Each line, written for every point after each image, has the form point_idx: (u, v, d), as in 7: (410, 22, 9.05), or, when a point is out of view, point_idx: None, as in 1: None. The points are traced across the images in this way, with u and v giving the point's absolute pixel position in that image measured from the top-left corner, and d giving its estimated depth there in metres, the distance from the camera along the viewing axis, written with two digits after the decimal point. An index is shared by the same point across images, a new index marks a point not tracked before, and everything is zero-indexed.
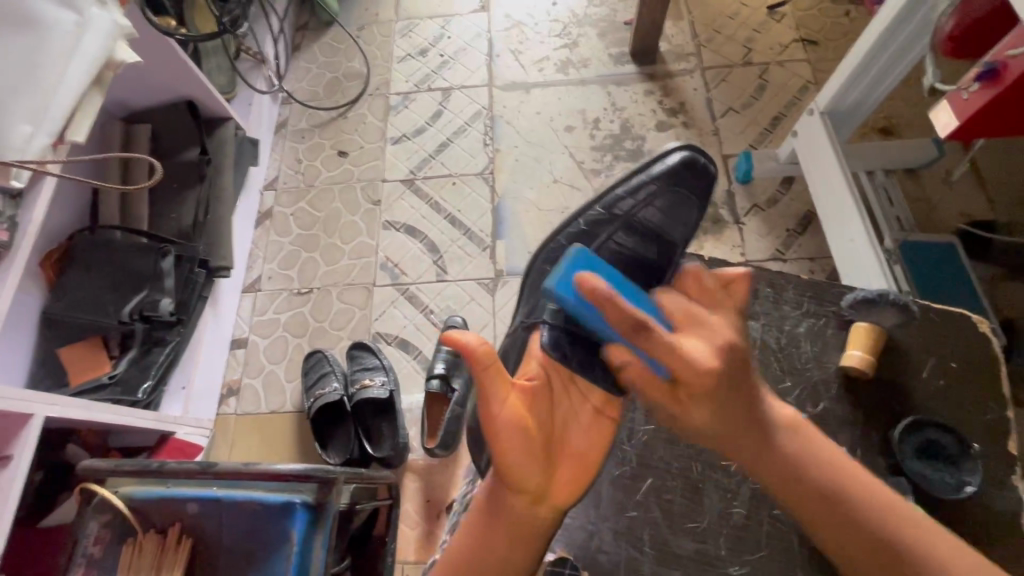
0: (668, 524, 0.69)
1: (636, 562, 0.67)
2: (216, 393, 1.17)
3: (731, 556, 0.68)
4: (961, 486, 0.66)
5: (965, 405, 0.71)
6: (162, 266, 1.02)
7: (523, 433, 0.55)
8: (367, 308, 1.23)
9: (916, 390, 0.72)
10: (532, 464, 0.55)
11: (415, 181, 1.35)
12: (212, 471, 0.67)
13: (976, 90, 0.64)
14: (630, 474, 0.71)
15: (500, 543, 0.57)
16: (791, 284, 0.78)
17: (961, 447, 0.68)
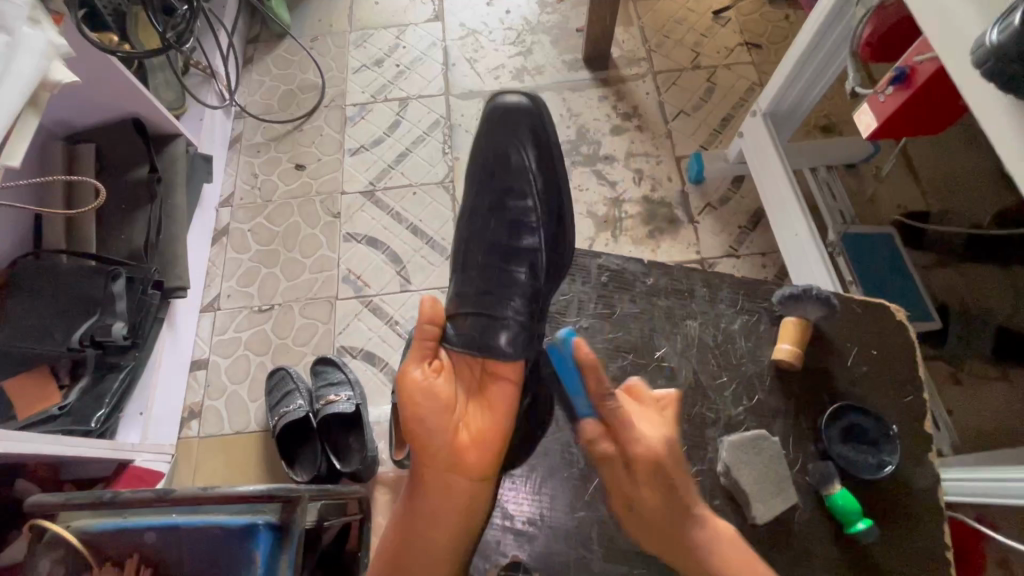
0: (615, 519, 0.70)
1: (586, 559, 0.69)
2: (176, 417, 1.13)
3: None
4: (882, 465, 0.70)
5: (889, 387, 0.75)
6: (113, 289, 0.99)
7: (445, 405, 0.62)
8: (331, 322, 1.22)
9: (845, 374, 0.76)
10: (449, 436, 0.62)
11: (375, 192, 1.34)
12: (169, 498, 0.65)
13: (891, 93, 0.68)
14: (577, 475, 0.73)
15: (426, 529, 0.62)
16: (724, 282, 0.81)
17: (881, 429, 0.72)
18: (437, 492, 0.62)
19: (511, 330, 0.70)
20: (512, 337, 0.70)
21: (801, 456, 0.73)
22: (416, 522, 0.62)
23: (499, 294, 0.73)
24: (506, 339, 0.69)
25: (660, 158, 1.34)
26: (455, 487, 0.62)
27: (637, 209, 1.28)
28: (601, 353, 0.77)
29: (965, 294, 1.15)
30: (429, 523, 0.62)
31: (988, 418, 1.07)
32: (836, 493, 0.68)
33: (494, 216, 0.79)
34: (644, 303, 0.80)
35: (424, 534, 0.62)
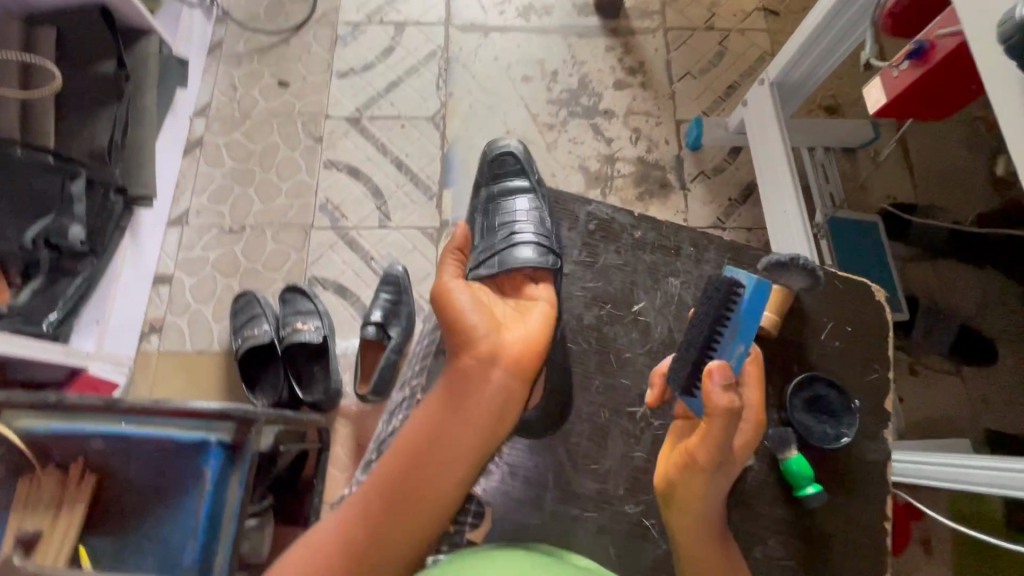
0: (571, 466, 0.67)
1: (538, 500, 0.65)
2: (136, 330, 1.10)
3: (627, 497, 0.66)
4: (839, 436, 0.72)
5: (854, 364, 0.76)
6: (71, 190, 0.93)
7: (476, 298, 0.64)
8: (304, 250, 1.18)
9: (816, 349, 0.76)
10: (488, 322, 0.61)
11: (361, 120, 1.28)
12: (118, 407, 0.64)
13: (906, 68, 0.65)
14: (537, 419, 0.68)
15: (462, 430, 0.57)
16: (711, 243, 0.76)
17: (844, 402, 0.74)
18: (467, 398, 0.58)
19: (536, 242, 0.74)
20: (536, 245, 0.73)
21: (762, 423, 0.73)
22: (437, 429, 0.57)
23: (520, 225, 0.78)
24: (531, 248, 0.73)
25: (660, 119, 1.29)
26: (480, 398, 0.58)
27: (630, 170, 1.25)
28: (577, 302, 0.73)
29: (936, 290, 1.17)
30: (455, 431, 0.56)
31: (935, 410, 1.12)
32: (792, 459, 0.69)
33: (501, 174, 0.87)
34: (627, 255, 0.75)
35: (453, 436, 0.56)
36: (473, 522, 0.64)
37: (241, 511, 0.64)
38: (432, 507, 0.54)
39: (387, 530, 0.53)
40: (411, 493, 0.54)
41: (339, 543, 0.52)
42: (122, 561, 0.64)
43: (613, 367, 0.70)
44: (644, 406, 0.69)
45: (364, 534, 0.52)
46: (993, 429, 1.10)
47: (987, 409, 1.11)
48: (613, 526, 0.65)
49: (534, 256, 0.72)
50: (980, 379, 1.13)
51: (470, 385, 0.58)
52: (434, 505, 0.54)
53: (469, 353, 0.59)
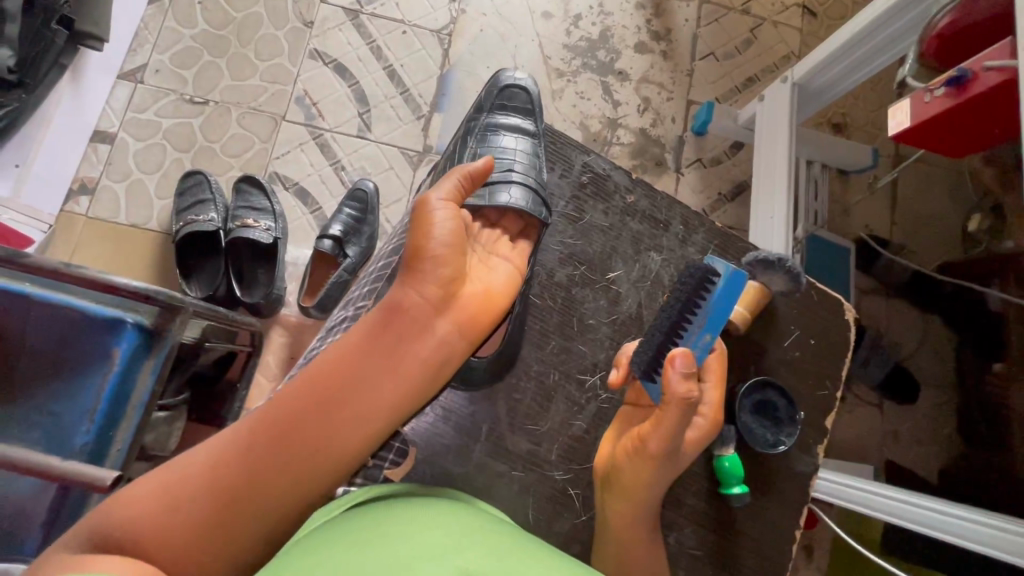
0: (509, 421, 0.65)
1: (467, 448, 0.64)
2: (63, 185, 0.99)
3: (559, 462, 0.65)
4: (775, 444, 0.67)
5: (811, 376, 0.71)
6: (4, 7, 0.80)
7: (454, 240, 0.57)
8: (270, 142, 1.08)
9: (775, 354, 0.71)
10: (453, 269, 0.56)
11: (360, 14, 1.15)
12: (20, 262, 0.56)
13: (940, 95, 0.61)
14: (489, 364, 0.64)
15: (385, 377, 0.53)
16: (702, 225, 0.73)
17: (791, 412, 0.69)
18: (408, 341, 0.54)
19: (524, 187, 0.69)
20: (525, 190, 0.68)
21: None
22: (359, 370, 0.53)
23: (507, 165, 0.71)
24: (518, 191, 0.68)
25: (672, 94, 1.24)
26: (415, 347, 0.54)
27: (630, 140, 1.20)
28: (552, 257, 0.70)
29: (883, 326, 1.21)
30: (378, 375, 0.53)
31: (851, 435, 1.18)
32: (726, 457, 0.66)
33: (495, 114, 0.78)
34: (615, 219, 0.72)
35: (372, 383, 0.53)
36: (394, 459, 0.63)
37: (151, 399, 0.60)
38: (323, 452, 0.51)
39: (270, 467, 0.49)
40: (309, 434, 0.50)
41: (213, 468, 0.48)
42: (5, 428, 0.59)
43: (572, 330, 0.68)
44: (595, 376, 0.67)
45: (250, 461, 0.49)
46: (897, 462, 1.16)
47: (896, 443, 1.18)
48: (538, 487, 0.64)
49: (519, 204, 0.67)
50: (901, 415, 1.19)
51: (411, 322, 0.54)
52: (326, 451, 0.51)
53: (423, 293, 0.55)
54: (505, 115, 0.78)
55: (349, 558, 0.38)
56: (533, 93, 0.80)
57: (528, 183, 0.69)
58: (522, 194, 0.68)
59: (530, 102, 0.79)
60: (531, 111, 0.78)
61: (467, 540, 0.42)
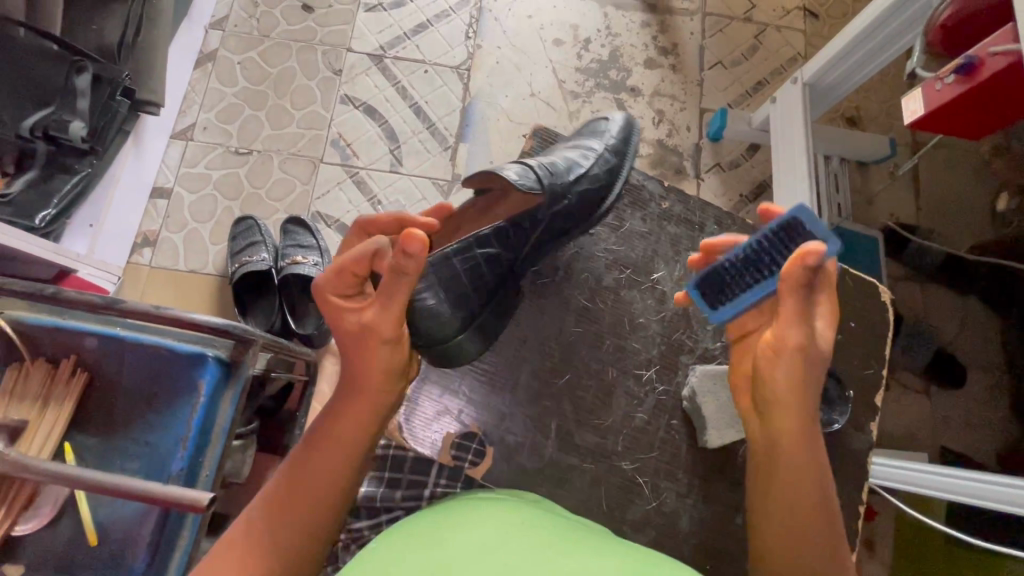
0: (575, 418, 0.68)
1: (539, 445, 0.67)
2: (127, 241, 1.07)
3: (626, 453, 0.67)
4: (829, 423, 0.68)
5: (859, 360, 0.72)
6: (75, 83, 0.90)
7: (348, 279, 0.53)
8: (310, 184, 1.15)
9: None
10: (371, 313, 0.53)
11: (383, 58, 1.24)
12: (118, 308, 0.62)
13: (949, 82, 0.64)
14: (548, 368, 0.70)
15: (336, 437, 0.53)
16: (734, 223, 0.76)
17: (839, 390, 0.69)
18: (361, 378, 0.54)
19: (525, 169, 0.66)
20: (523, 170, 0.65)
21: None
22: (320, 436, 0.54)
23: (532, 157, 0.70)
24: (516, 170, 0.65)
25: (685, 104, 1.28)
26: (368, 397, 0.54)
27: (648, 151, 1.24)
28: (598, 266, 0.73)
29: (921, 313, 1.20)
30: (346, 435, 0.54)
31: (902, 424, 1.16)
32: None
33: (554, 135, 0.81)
34: (653, 225, 0.76)
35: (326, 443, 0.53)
36: (472, 459, 0.65)
37: (231, 430, 0.64)
38: (331, 502, 0.52)
39: (289, 542, 0.49)
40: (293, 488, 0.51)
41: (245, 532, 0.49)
42: (108, 461, 0.65)
43: (625, 330, 0.71)
44: (650, 370, 0.70)
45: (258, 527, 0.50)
46: (951, 448, 1.15)
47: (949, 428, 1.16)
48: (609, 479, 0.66)
49: (512, 176, 0.63)
50: (950, 399, 1.18)
51: (359, 376, 0.54)
52: (331, 504, 0.52)
53: (373, 348, 0.54)
54: (575, 138, 0.79)
55: (427, 545, 0.44)
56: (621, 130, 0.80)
57: (540, 168, 0.67)
58: (524, 172, 0.65)
59: (620, 135, 0.79)
60: (605, 136, 0.78)
61: (522, 531, 0.46)
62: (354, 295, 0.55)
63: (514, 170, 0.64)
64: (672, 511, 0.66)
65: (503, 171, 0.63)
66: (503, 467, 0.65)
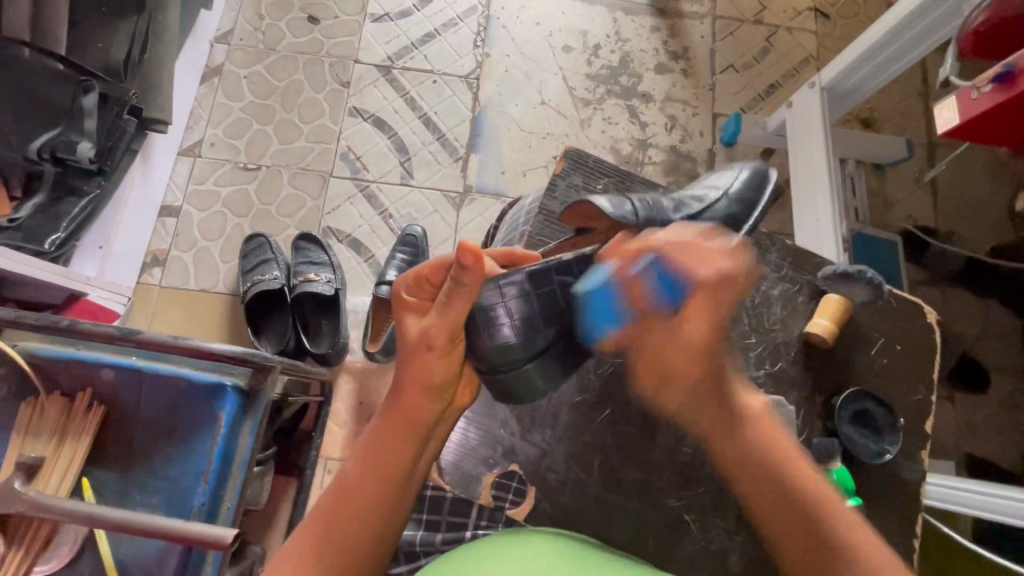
0: (618, 452, 0.66)
1: (581, 484, 0.65)
2: (137, 260, 1.06)
3: (670, 489, 0.65)
4: (881, 453, 0.66)
5: (905, 381, 0.69)
6: (83, 104, 0.87)
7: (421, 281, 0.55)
8: (320, 199, 1.13)
9: (863, 364, 0.69)
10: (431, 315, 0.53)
11: (391, 69, 1.22)
12: (133, 338, 0.60)
13: (988, 91, 0.62)
14: (589, 403, 0.67)
15: (390, 444, 0.52)
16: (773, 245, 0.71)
17: (889, 418, 0.67)
18: (411, 386, 0.53)
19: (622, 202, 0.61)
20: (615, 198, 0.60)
21: (806, 429, 0.68)
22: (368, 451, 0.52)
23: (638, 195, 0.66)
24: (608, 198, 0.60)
25: (697, 110, 1.26)
26: (414, 401, 0.53)
27: (662, 158, 1.22)
28: None
29: (942, 316, 1.18)
30: (391, 440, 0.52)
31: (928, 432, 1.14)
32: (835, 469, 0.64)
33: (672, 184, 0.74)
34: None
35: (375, 455, 0.52)
36: (512, 497, 0.66)
37: (252, 459, 0.62)
38: (376, 510, 0.50)
39: (333, 559, 0.47)
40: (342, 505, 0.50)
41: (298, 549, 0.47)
42: (128, 496, 0.63)
43: None
44: None
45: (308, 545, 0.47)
46: (977, 455, 1.13)
47: (976, 435, 1.14)
48: (652, 518, 0.64)
49: (603, 207, 0.59)
50: (977, 406, 1.15)
51: (405, 381, 0.54)
52: (375, 515, 0.50)
53: (419, 356, 0.53)
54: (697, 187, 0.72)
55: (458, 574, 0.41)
56: (749, 180, 0.73)
57: (638, 204, 0.62)
58: (618, 206, 0.60)
59: (748, 183, 0.72)
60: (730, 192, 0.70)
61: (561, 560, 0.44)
62: (429, 301, 0.57)
63: (607, 202, 0.59)
64: (720, 550, 0.64)
65: (594, 200, 0.59)
66: (544, 504, 0.63)
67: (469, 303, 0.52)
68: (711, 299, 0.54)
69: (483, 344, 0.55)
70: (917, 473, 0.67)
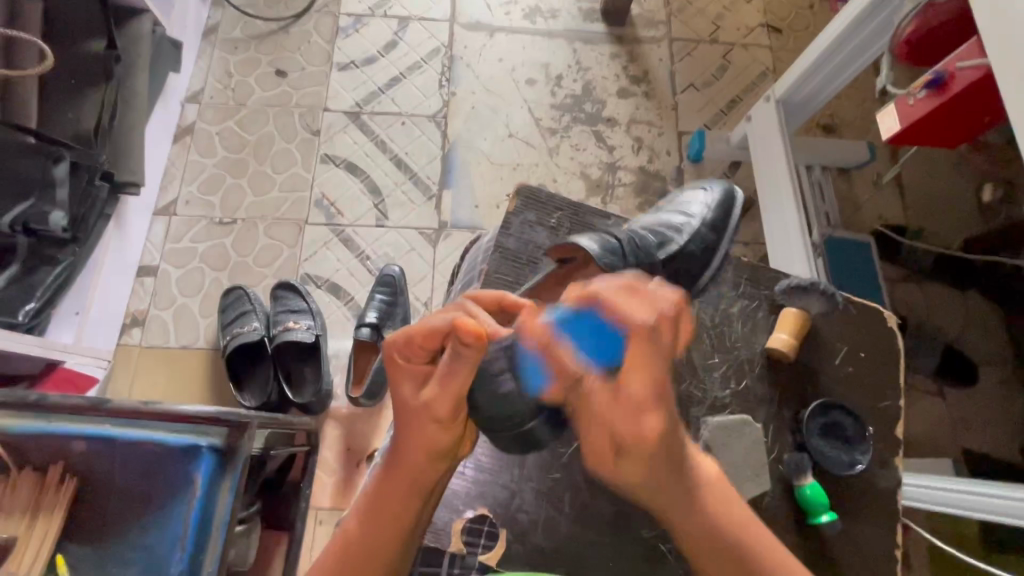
0: (589, 486, 0.65)
1: (554, 523, 0.64)
2: (116, 322, 1.06)
3: (646, 520, 0.65)
4: (853, 463, 0.66)
5: (871, 390, 0.70)
6: (54, 173, 0.88)
7: (410, 339, 0.50)
8: (297, 247, 1.14)
9: (830, 374, 0.70)
10: (437, 388, 0.50)
11: (360, 114, 1.25)
12: (105, 408, 0.62)
13: (922, 98, 0.66)
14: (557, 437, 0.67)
15: (394, 506, 0.52)
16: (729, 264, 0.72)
17: (858, 428, 0.67)
18: (413, 452, 0.52)
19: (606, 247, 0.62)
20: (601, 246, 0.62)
21: (777, 447, 0.67)
22: (369, 513, 0.53)
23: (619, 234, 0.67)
24: (595, 245, 0.62)
25: (662, 130, 1.29)
26: (416, 463, 0.52)
27: (631, 179, 1.25)
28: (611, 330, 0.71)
29: (923, 312, 1.19)
30: (391, 503, 0.52)
31: (921, 431, 1.13)
32: (807, 484, 0.64)
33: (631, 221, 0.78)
34: None
35: (376, 519, 0.52)
36: (485, 543, 0.63)
37: (231, 519, 0.62)
38: None
39: None
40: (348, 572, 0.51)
41: None
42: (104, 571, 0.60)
43: None
44: None
45: None
46: (974, 449, 1.12)
47: (971, 430, 1.13)
48: (629, 549, 0.64)
49: (590, 248, 0.61)
50: (966, 400, 1.15)
51: (406, 446, 0.52)
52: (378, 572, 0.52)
53: (423, 423, 0.51)
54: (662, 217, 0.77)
55: None
56: (721, 203, 0.79)
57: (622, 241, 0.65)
58: (605, 244, 0.63)
59: (718, 208, 0.78)
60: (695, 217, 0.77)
61: None
62: (422, 362, 0.52)
63: (593, 241, 0.62)
64: None
65: (580, 241, 0.61)
66: (518, 546, 0.63)
67: (474, 366, 0.49)
68: (645, 348, 0.46)
69: (486, 403, 0.53)
70: (892, 482, 0.67)
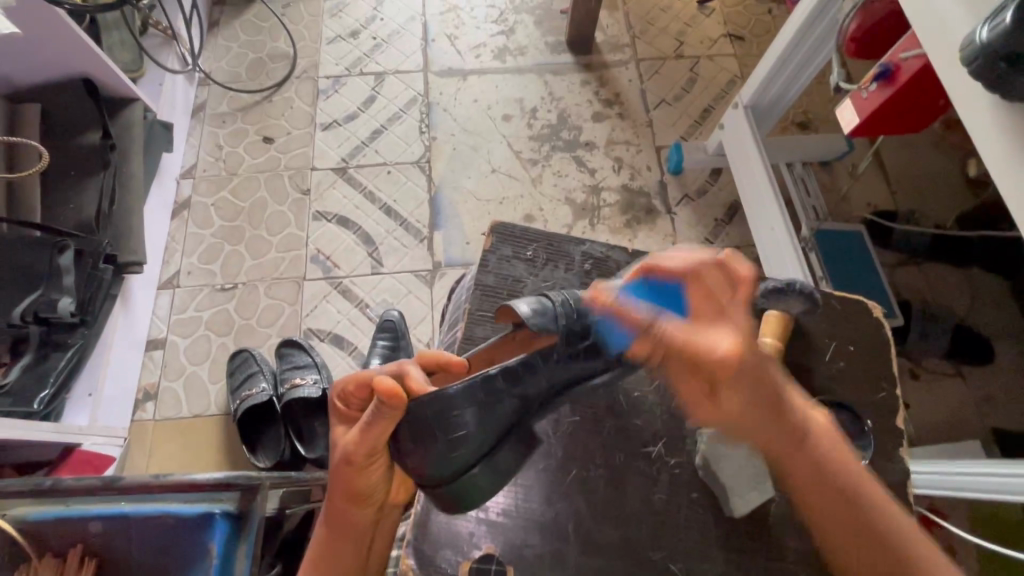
0: (592, 513, 0.65)
1: (561, 555, 0.63)
2: (129, 399, 1.08)
3: (653, 543, 0.64)
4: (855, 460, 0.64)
5: (865, 383, 0.69)
6: (59, 263, 0.92)
7: (353, 389, 0.54)
8: (298, 303, 1.17)
9: (823, 372, 0.69)
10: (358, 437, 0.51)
11: (347, 169, 1.29)
12: (116, 486, 0.62)
13: (874, 89, 0.69)
14: (554, 467, 0.67)
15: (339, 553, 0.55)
16: None
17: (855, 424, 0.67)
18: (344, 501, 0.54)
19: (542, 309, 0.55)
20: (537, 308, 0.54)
21: None
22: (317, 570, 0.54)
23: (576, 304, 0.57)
24: (528, 307, 0.55)
25: (640, 146, 1.32)
26: (346, 509, 0.55)
27: (615, 198, 1.27)
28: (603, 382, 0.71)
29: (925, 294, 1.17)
30: (344, 555, 0.55)
31: (942, 415, 1.10)
32: None
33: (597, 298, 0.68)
34: None
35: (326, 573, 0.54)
36: None
37: None
38: None
39: None
40: None
41: None
42: None
43: (625, 410, 0.69)
44: (659, 445, 0.68)
45: None
46: (1001, 428, 1.09)
47: (995, 407, 1.10)
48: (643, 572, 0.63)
49: (522, 310, 0.54)
50: (983, 378, 1.12)
51: (336, 497, 0.54)
52: None
53: (350, 471, 0.52)
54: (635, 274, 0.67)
55: None
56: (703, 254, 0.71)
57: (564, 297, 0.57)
58: (539, 307, 0.55)
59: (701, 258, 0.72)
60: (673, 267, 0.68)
61: None
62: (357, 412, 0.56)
63: (526, 304, 0.55)
64: None
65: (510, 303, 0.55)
66: None
67: (393, 425, 0.50)
68: (710, 299, 0.48)
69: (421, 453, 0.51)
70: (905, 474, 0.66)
